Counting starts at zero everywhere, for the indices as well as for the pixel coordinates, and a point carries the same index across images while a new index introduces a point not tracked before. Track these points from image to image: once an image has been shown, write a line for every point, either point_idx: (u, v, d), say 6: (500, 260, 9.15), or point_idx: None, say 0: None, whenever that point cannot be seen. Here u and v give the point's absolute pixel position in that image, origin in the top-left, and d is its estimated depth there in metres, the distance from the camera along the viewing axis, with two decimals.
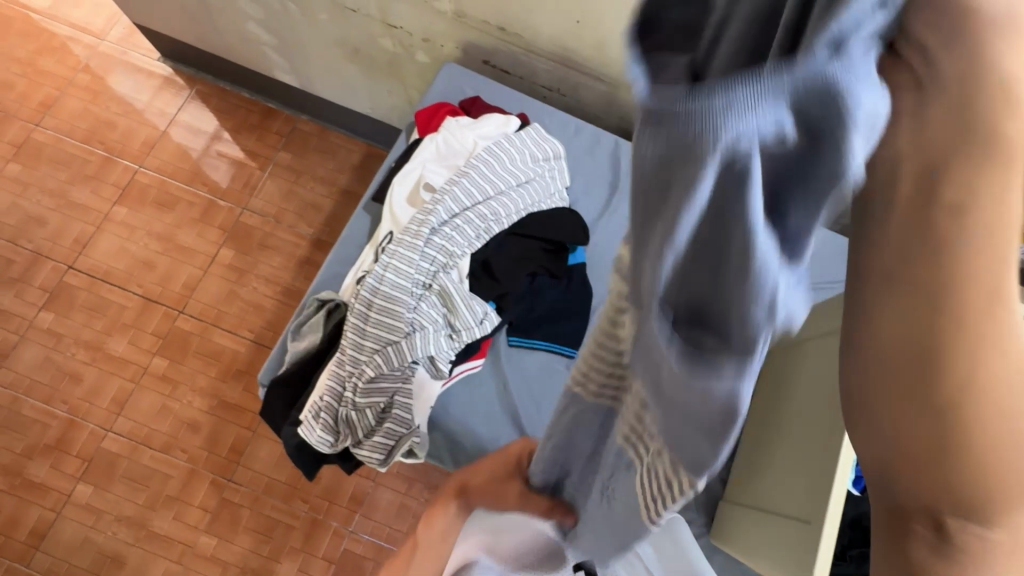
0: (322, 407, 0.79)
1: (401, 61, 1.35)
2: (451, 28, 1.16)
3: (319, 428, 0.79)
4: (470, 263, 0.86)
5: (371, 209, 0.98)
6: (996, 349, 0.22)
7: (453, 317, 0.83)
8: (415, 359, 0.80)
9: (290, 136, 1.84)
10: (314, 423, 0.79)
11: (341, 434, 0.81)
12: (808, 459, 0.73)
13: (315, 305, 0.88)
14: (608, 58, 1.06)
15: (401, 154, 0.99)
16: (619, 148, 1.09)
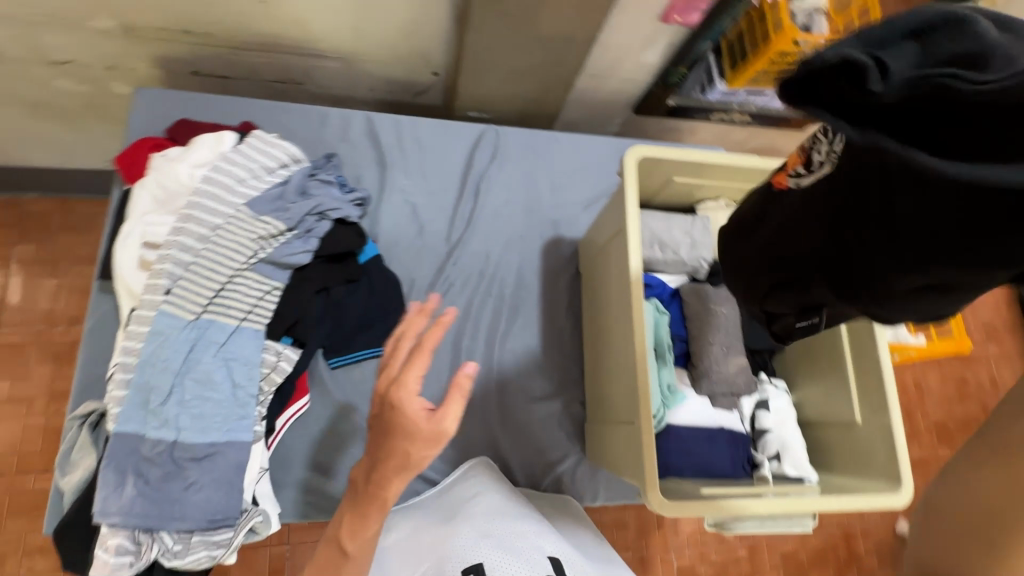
0: (110, 531, 0.64)
1: (101, 99, 1.12)
2: (131, 45, 0.97)
3: (113, 554, 0.64)
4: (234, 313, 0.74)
5: (109, 288, 0.83)
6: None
7: (237, 378, 0.72)
8: (209, 441, 0.69)
9: (23, 223, 1.50)
10: (105, 553, 0.64)
11: (145, 547, 0.66)
12: (623, 367, 0.78)
13: (76, 424, 0.73)
14: (319, 32, 0.95)
15: (117, 213, 0.83)
16: (374, 123, 1.02)
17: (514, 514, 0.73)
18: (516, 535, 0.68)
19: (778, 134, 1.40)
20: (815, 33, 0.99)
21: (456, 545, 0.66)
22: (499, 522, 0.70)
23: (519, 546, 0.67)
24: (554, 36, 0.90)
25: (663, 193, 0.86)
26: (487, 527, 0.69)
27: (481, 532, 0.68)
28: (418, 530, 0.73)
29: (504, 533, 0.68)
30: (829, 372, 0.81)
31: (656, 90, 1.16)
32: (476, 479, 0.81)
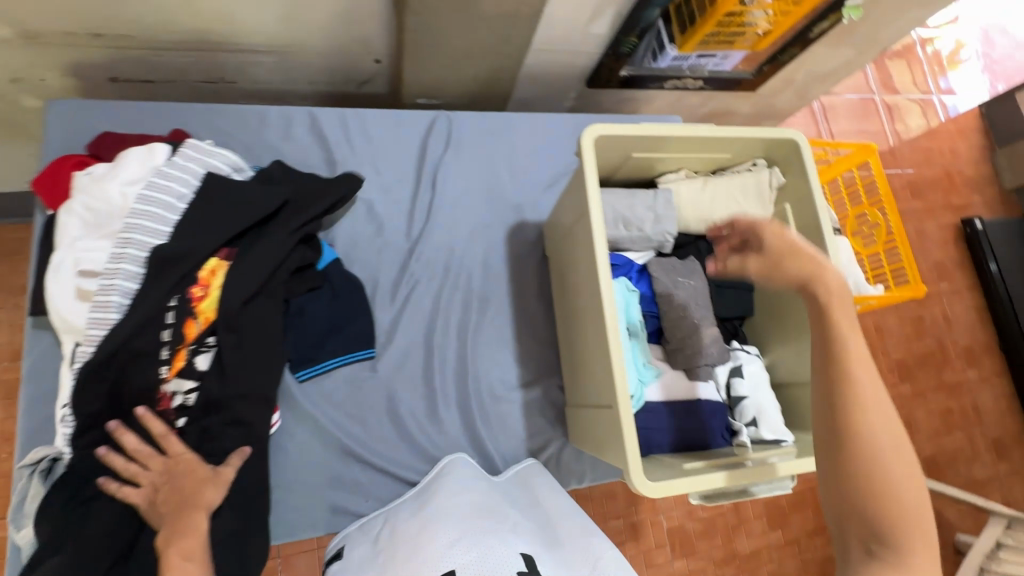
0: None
1: (10, 115, 1.02)
2: (35, 53, 0.88)
3: None
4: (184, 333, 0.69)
5: (44, 324, 0.77)
6: (856, 426, 0.57)
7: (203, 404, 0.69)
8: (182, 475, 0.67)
9: None
10: None
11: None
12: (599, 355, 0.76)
13: (23, 475, 0.68)
14: (245, 24, 0.89)
15: (42, 242, 0.76)
16: (317, 119, 0.96)
17: (487, 516, 0.72)
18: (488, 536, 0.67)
19: (732, 97, 1.39)
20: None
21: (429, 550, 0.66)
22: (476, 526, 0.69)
23: (493, 542, 0.66)
24: (498, 13, 0.86)
25: (623, 168, 0.85)
26: (457, 528, 0.68)
27: (452, 534, 0.67)
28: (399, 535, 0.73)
29: (477, 530, 0.68)
30: (799, 333, 0.82)
31: (607, 62, 1.13)
32: (447, 477, 0.81)
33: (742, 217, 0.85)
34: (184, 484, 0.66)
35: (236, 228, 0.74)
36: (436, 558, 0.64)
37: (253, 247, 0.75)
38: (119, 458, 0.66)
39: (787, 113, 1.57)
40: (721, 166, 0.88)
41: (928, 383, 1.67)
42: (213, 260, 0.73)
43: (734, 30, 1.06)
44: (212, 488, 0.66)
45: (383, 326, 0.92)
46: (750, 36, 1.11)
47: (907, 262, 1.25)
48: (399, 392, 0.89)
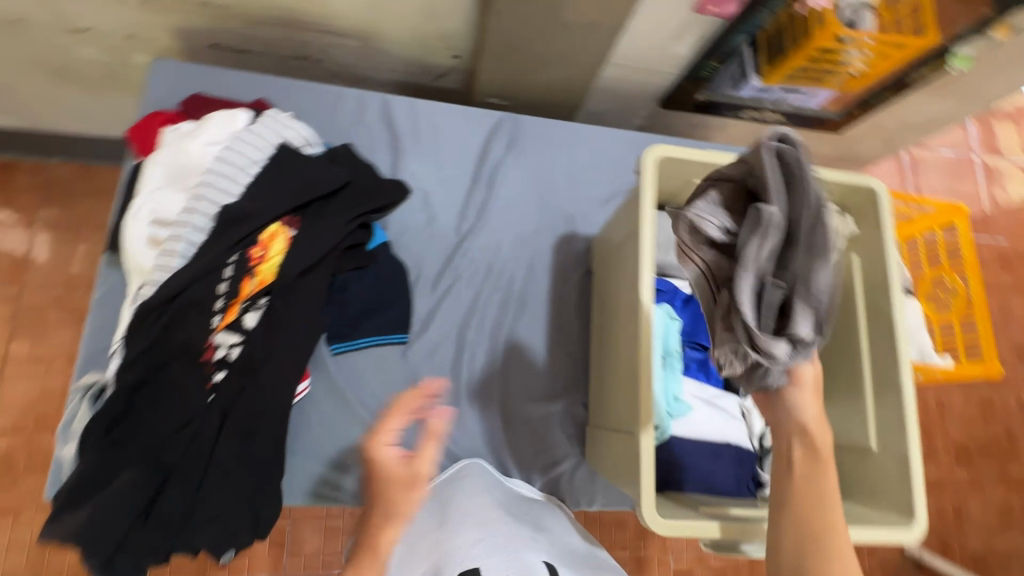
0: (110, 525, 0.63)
1: (120, 69, 1.12)
2: (151, 16, 0.96)
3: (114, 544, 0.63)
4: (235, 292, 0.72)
5: (116, 262, 0.83)
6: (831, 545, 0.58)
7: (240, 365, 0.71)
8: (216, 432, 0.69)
9: (45, 188, 1.53)
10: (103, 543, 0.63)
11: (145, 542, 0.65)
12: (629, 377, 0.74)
13: (78, 396, 0.74)
14: (338, 8, 0.93)
15: (126, 186, 0.82)
16: (390, 106, 0.99)
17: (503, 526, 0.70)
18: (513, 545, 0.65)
19: (812, 136, 1.33)
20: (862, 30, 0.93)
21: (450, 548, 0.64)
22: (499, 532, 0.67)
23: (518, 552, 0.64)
24: (580, 23, 0.86)
25: (684, 195, 0.82)
26: (483, 529, 0.67)
27: (479, 534, 0.66)
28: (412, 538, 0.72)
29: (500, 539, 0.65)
30: (848, 394, 0.77)
31: (685, 84, 1.11)
32: (462, 479, 0.82)
33: None
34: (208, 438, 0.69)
35: (299, 200, 0.77)
36: (462, 552, 0.63)
37: (314, 220, 0.78)
38: (158, 400, 0.68)
39: (871, 161, 1.48)
40: None
41: (989, 472, 1.52)
42: (278, 227, 0.76)
43: (827, 67, 1.01)
44: (413, 492, 0.75)
45: (420, 315, 0.93)
46: (842, 75, 1.05)
47: (983, 338, 1.14)
48: (424, 381, 0.90)
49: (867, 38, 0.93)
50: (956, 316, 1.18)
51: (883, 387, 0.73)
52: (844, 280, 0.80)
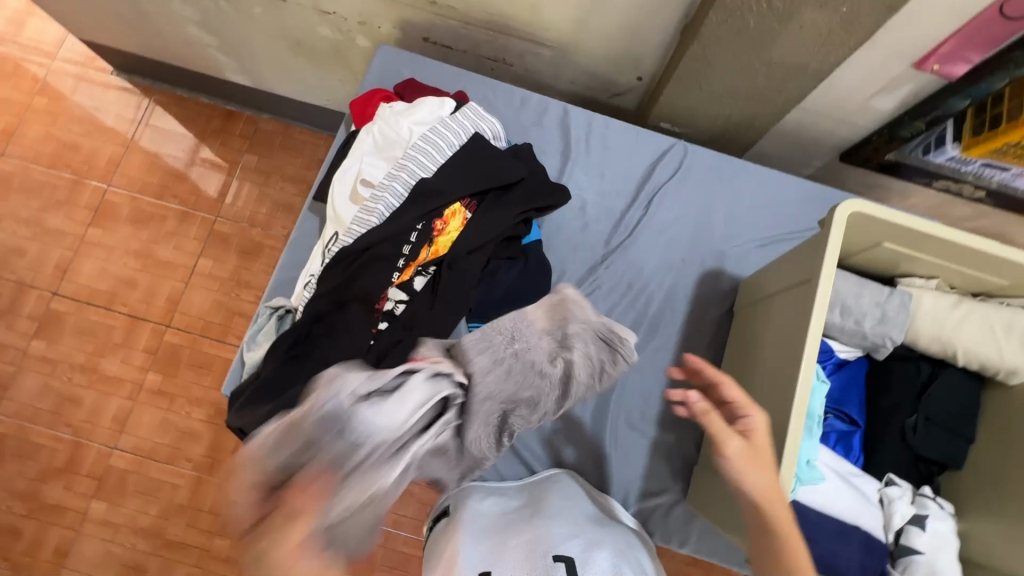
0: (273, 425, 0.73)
1: (345, 48, 1.30)
2: (386, 7, 1.11)
3: None
4: (415, 257, 0.82)
5: (317, 208, 0.96)
6: None
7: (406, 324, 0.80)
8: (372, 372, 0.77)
9: (253, 137, 1.81)
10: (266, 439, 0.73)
11: None
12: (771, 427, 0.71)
13: (267, 313, 0.86)
14: (546, 20, 1.00)
15: (340, 147, 0.96)
16: (569, 115, 1.04)
17: (581, 522, 0.72)
18: (594, 543, 0.67)
19: (1014, 222, 1.18)
20: None
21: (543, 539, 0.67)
22: (581, 529, 0.70)
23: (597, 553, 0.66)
24: (785, 62, 0.85)
25: (865, 255, 0.78)
26: (574, 527, 0.70)
27: (570, 530, 0.70)
28: (500, 526, 0.73)
29: (585, 535, 0.69)
30: (1022, 516, 0.67)
31: (877, 140, 1.04)
32: (554, 490, 0.82)
33: (992, 355, 0.73)
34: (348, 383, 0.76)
35: (483, 186, 0.84)
36: (559, 540, 0.67)
37: (490, 206, 0.85)
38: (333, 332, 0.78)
39: None
40: (987, 291, 0.76)
41: None
42: (459, 207, 0.84)
43: None
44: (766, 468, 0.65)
45: None
46: None
47: None
48: None
49: None
50: None
51: None
52: None
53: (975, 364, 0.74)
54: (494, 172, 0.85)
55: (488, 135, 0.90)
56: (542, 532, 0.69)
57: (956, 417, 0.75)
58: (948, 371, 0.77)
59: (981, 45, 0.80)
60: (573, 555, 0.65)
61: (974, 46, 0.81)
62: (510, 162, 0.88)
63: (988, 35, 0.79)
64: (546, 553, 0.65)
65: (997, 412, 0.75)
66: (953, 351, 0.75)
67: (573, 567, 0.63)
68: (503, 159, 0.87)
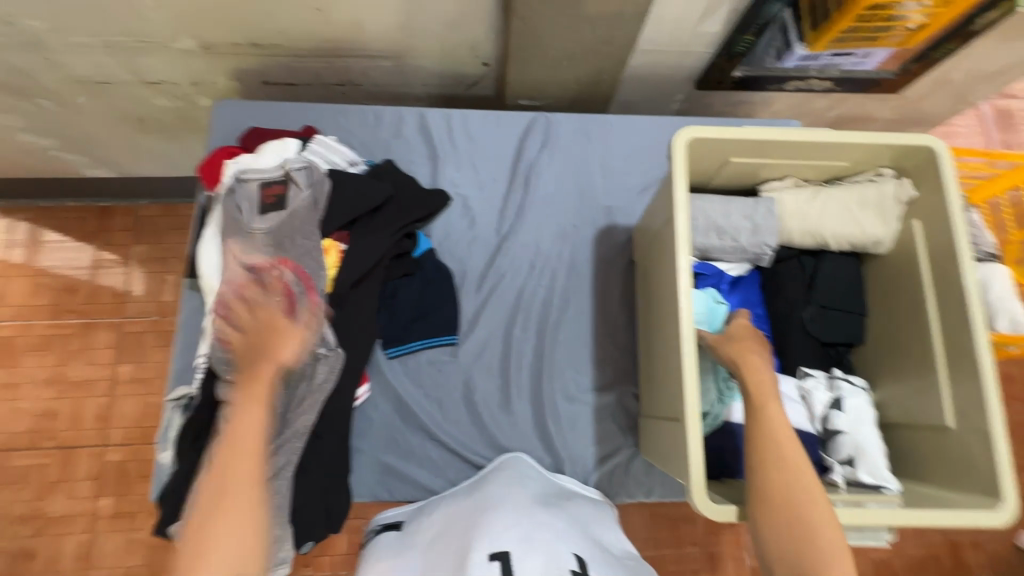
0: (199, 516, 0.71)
1: (191, 113, 1.24)
2: (212, 62, 1.06)
3: None
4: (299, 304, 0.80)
5: (195, 286, 0.92)
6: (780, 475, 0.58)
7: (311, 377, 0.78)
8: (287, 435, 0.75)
9: (137, 226, 1.72)
10: None
11: None
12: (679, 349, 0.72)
13: (170, 407, 0.83)
14: (372, 32, 0.98)
15: (199, 218, 0.92)
16: (425, 119, 1.03)
17: (527, 510, 0.71)
18: (536, 530, 0.66)
19: (868, 100, 1.24)
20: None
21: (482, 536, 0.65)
22: (522, 518, 0.68)
23: (541, 541, 0.65)
24: (602, 13, 0.87)
25: (721, 174, 0.80)
26: (515, 519, 0.68)
27: (511, 522, 0.67)
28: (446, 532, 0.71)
29: (526, 526, 0.67)
30: (918, 370, 0.72)
31: (720, 62, 1.08)
32: (500, 480, 0.81)
33: (857, 233, 0.77)
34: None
35: (350, 215, 0.83)
36: (495, 538, 0.64)
37: (364, 231, 0.84)
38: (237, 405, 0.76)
39: (942, 119, 1.36)
40: (838, 175, 0.80)
41: None
42: (330, 242, 0.83)
43: (879, 25, 0.94)
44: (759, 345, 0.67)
45: (466, 315, 0.96)
46: (899, 32, 0.98)
47: None
48: (475, 379, 0.93)
49: None
50: None
51: (957, 361, 0.67)
52: (906, 248, 0.74)
53: (846, 245, 0.79)
54: (356, 198, 0.84)
55: (345, 163, 0.88)
56: (482, 529, 0.67)
57: (845, 297, 0.79)
58: (827, 259, 0.81)
59: None
60: (511, 548, 0.62)
61: None
62: (371, 184, 0.86)
63: None
64: (480, 554, 0.62)
65: (879, 283, 0.79)
66: (825, 239, 0.79)
67: (509, 564, 0.60)
68: (362, 183, 0.85)
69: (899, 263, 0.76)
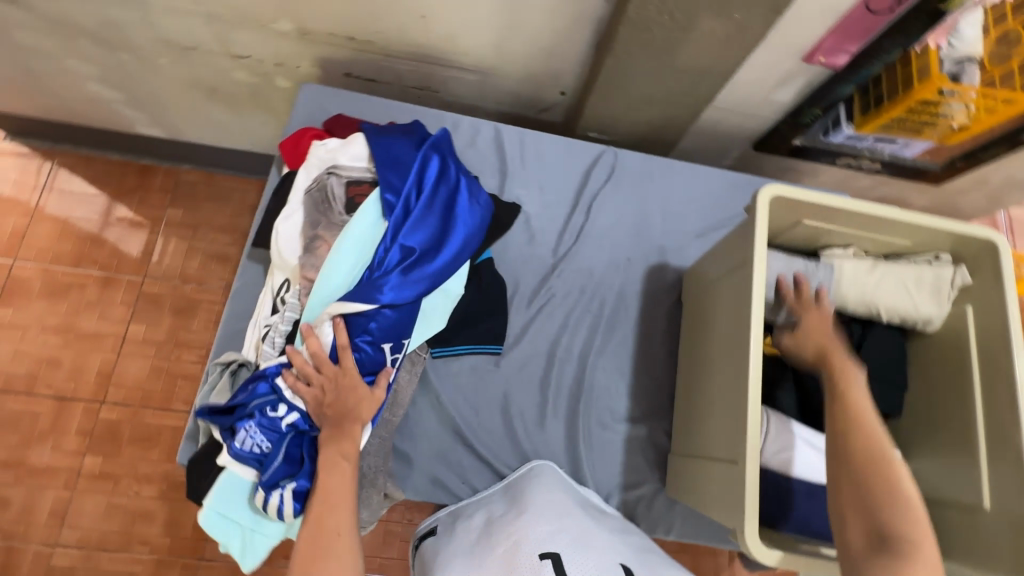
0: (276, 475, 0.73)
1: (264, 91, 1.27)
2: (302, 47, 1.10)
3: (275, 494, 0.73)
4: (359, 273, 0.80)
5: (257, 255, 0.93)
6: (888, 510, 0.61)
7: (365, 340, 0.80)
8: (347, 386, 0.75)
9: (175, 190, 1.71)
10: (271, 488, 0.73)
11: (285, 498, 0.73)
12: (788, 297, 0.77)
13: (218, 369, 0.83)
14: (463, 46, 1.03)
15: (274, 191, 0.93)
16: (501, 136, 1.07)
17: (578, 526, 0.73)
18: (589, 538, 0.70)
19: (908, 186, 1.31)
20: (965, 82, 0.92)
21: (532, 535, 0.70)
22: (577, 528, 0.72)
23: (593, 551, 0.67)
24: (690, 67, 0.92)
25: (787, 234, 0.86)
26: (561, 524, 0.72)
27: (553, 527, 0.71)
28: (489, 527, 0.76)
29: (572, 536, 0.69)
30: (957, 446, 0.74)
31: (784, 129, 1.12)
32: (540, 482, 0.84)
33: (908, 309, 0.80)
34: (353, 400, 0.75)
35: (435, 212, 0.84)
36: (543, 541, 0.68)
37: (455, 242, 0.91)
38: (299, 356, 0.75)
39: (971, 216, 1.43)
40: (896, 252, 0.84)
41: None
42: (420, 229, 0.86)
43: (926, 118, 1.02)
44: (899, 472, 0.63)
45: (514, 328, 0.98)
46: (942, 127, 1.05)
47: None
48: (515, 394, 0.95)
49: (971, 91, 0.92)
50: None
51: (1000, 446, 0.70)
52: (956, 332, 0.78)
53: (896, 318, 0.81)
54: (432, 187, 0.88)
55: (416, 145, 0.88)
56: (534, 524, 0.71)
57: (889, 369, 0.82)
58: (874, 328, 0.84)
59: (857, 36, 0.89)
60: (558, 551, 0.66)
61: (852, 38, 0.89)
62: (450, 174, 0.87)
63: (861, 27, 0.87)
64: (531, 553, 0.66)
65: (923, 357, 0.83)
66: (877, 310, 0.82)
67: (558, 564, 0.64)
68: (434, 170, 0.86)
69: (947, 342, 0.79)
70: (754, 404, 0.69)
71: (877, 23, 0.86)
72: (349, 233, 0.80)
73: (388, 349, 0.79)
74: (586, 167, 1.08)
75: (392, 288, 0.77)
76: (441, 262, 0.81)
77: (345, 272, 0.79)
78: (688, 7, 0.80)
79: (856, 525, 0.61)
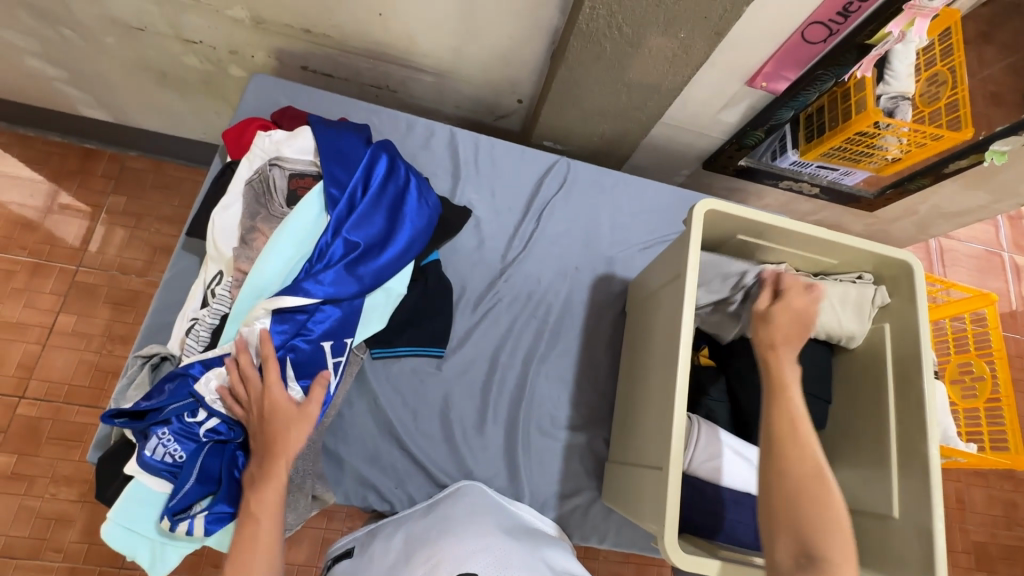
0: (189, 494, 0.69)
1: (217, 79, 1.23)
2: (256, 36, 1.07)
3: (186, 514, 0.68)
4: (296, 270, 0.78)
5: (191, 245, 0.90)
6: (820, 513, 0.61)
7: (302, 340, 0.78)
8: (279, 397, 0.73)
9: (119, 177, 1.64)
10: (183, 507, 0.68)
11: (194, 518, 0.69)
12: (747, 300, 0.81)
13: (138, 362, 0.78)
14: (420, 46, 1.03)
15: (214, 180, 0.90)
16: (455, 139, 1.07)
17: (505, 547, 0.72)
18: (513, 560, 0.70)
19: (846, 212, 1.37)
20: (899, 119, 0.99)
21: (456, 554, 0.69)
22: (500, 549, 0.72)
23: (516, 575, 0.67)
24: (640, 83, 0.95)
25: (724, 249, 0.89)
26: (487, 548, 0.70)
27: (478, 550, 0.70)
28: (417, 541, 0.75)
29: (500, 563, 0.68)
30: (873, 458, 0.77)
31: (729, 150, 1.16)
32: (473, 503, 0.83)
33: (834, 326, 0.83)
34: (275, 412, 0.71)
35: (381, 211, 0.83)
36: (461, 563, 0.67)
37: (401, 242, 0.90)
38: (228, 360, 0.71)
39: (904, 243, 1.51)
40: (825, 270, 0.88)
41: None
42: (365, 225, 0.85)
43: (863, 150, 1.08)
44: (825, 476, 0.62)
45: (458, 331, 0.97)
46: (878, 159, 1.12)
47: (1012, 429, 1.12)
48: (455, 399, 0.93)
49: (903, 127, 0.99)
50: (982, 404, 1.18)
51: (910, 459, 0.73)
52: (876, 349, 0.82)
53: (823, 334, 0.85)
54: None
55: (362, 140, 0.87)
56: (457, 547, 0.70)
57: (815, 382, 0.86)
58: (803, 342, 0.87)
59: (795, 65, 0.94)
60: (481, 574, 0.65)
61: (791, 65, 0.94)
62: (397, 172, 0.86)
63: (799, 56, 0.92)
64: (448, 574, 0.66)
65: (847, 373, 0.86)
66: None
67: None
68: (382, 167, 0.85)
69: (868, 358, 0.83)
70: (680, 410, 0.71)
71: (814, 52, 0.91)
72: (287, 228, 0.78)
73: (327, 349, 0.76)
74: (539, 175, 1.09)
75: (330, 282, 0.75)
76: (384, 260, 0.80)
77: (279, 269, 0.77)
78: (636, 24, 0.83)
79: (788, 544, 0.60)
